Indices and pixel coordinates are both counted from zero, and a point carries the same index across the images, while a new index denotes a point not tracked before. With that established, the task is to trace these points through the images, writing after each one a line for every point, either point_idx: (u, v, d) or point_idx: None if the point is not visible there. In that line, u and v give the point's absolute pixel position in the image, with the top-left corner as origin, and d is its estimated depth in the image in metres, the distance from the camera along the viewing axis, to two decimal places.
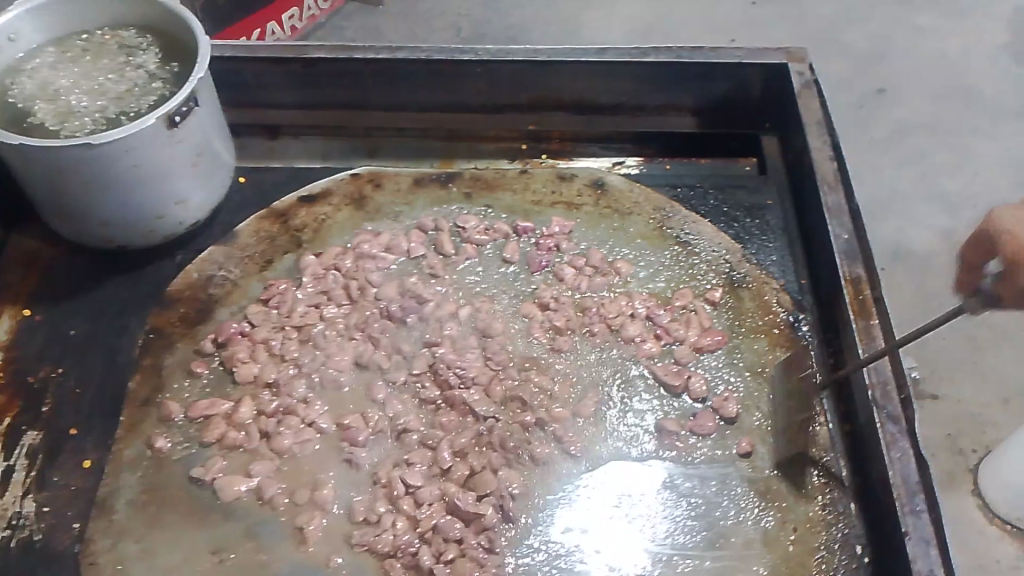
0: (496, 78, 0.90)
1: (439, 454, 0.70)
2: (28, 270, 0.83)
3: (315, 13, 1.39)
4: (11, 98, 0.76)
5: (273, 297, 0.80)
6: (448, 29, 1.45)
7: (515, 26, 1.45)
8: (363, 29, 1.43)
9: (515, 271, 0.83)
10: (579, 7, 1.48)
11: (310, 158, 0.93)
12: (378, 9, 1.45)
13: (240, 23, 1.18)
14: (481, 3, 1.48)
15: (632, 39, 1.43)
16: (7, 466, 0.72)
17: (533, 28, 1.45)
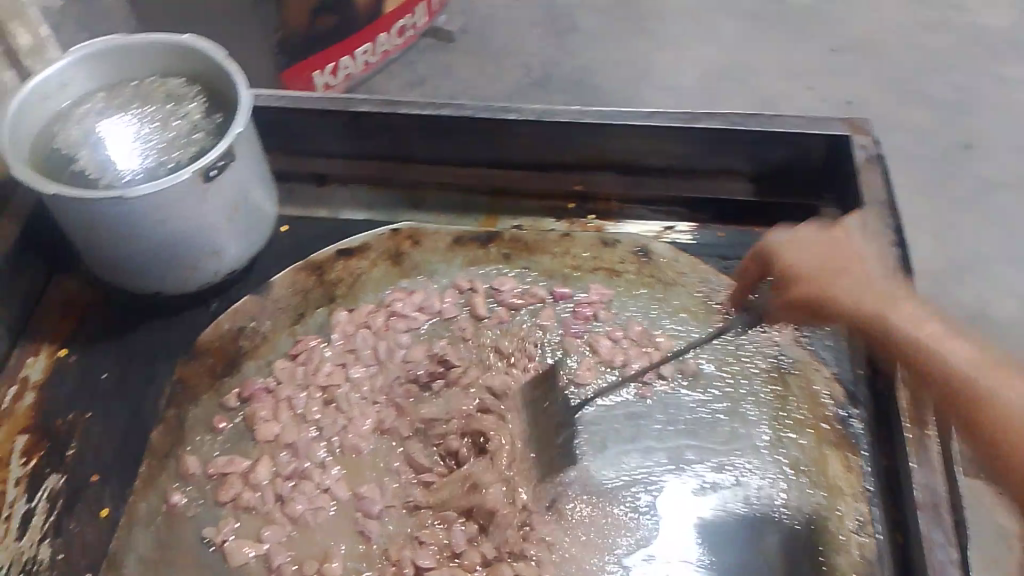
0: (542, 138, 0.88)
1: (452, 538, 0.69)
2: (68, 310, 0.84)
3: (388, 49, 1.38)
4: (57, 143, 0.77)
5: (300, 353, 0.80)
6: (516, 67, 1.43)
7: (583, 67, 1.43)
8: (434, 65, 1.43)
9: (548, 338, 0.81)
10: (649, 51, 1.45)
11: (355, 208, 0.92)
12: (451, 46, 1.46)
13: (316, 57, 1.18)
14: (547, 45, 1.46)
15: (703, 85, 1.40)
16: (28, 509, 0.71)
17: (601, 71, 1.42)
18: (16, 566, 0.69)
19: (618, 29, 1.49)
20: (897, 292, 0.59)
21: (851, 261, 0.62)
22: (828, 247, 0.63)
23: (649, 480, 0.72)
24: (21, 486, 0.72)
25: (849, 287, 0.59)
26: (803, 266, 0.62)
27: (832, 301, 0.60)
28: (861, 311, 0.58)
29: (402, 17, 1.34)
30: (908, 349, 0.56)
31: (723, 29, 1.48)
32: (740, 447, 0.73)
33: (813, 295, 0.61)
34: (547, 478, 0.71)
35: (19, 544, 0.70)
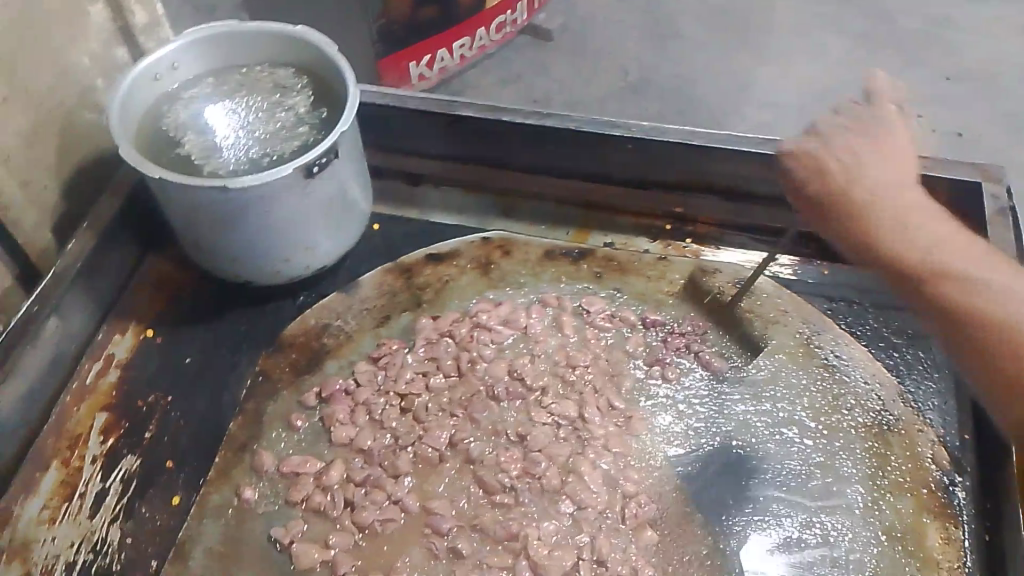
0: (646, 155, 0.85)
1: (519, 566, 0.66)
2: (157, 290, 0.85)
3: (486, 44, 1.35)
4: (163, 125, 0.78)
5: (382, 357, 0.78)
6: (612, 71, 1.40)
7: (682, 76, 1.39)
8: (529, 63, 1.41)
9: (636, 366, 0.78)
10: (753, 65, 1.40)
11: (445, 212, 0.91)
12: (548, 45, 1.43)
13: (410, 49, 1.18)
14: (648, 52, 1.43)
15: (805, 105, 1.34)
16: (103, 488, 0.73)
17: (700, 82, 1.38)
18: (87, 544, 0.70)
19: (723, 40, 1.44)
20: (960, 249, 0.59)
21: (864, 138, 0.67)
22: (864, 156, 0.65)
23: (727, 529, 0.68)
24: (99, 463, 0.74)
25: (920, 229, 0.61)
26: (830, 167, 0.66)
27: (883, 248, 0.61)
28: (919, 256, 0.59)
29: (502, 14, 1.32)
30: (946, 291, 0.57)
31: (834, 47, 1.42)
32: (831, 505, 0.70)
33: (872, 229, 0.62)
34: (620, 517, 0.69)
35: (92, 521, 0.71)
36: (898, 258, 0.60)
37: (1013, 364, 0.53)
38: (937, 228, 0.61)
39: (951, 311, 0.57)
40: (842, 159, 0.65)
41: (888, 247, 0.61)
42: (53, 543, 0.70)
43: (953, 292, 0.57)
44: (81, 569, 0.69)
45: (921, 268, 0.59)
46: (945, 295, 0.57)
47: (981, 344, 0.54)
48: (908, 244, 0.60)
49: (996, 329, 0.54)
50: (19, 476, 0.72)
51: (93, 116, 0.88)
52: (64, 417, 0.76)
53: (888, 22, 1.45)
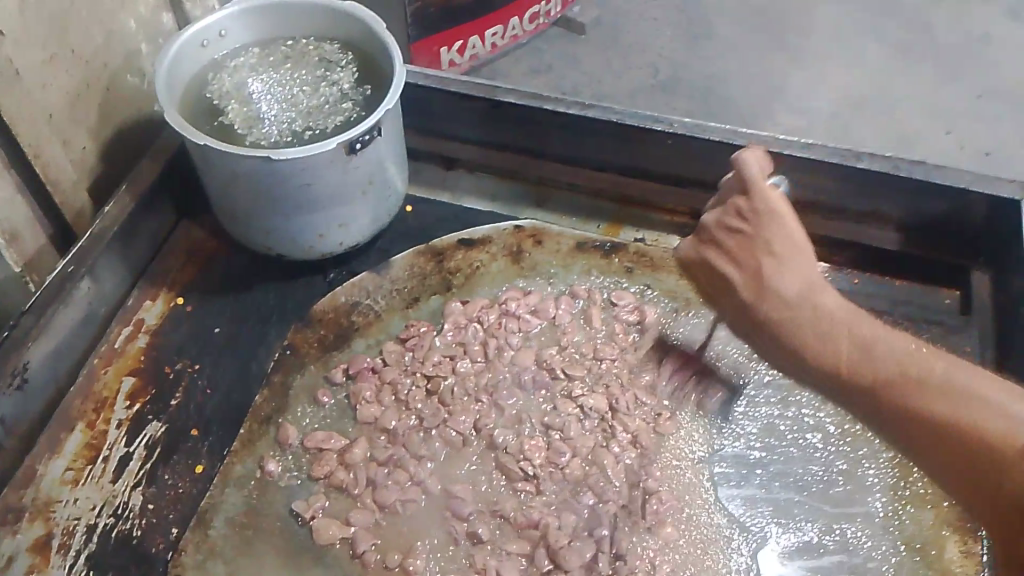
0: (684, 152, 0.85)
1: (539, 556, 0.66)
2: (190, 258, 0.85)
3: (518, 34, 1.36)
4: (208, 93, 0.80)
5: (410, 338, 0.79)
6: (644, 68, 1.40)
7: (715, 76, 1.38)
8: (560, 55, 1.41)
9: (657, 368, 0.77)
10: (786, 68, 1.39)
11: (479, 197, 0.92)
12: (581, 38, 1.43)
13: (444, 33, 1.19)
14: (681, 50, 1.42)
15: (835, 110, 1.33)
16: (127, 453, 0.73)
17: (733, 82, 1.37)
18: (109, 508, 0.70)
19: (757, 42, 1.44)
20: (888, 329, 0.52)
21: (760, 250, 0.57)
22: (783, 247, 0.56)
23: (745, 532, 0.69)
24: (124, 428, 0.74)
25: (832, 338, 0.52)
26: (743, 295, 0.57)
27: (810, 346, 0.53)
28: (867, 358, 0.51)
29: (536, 4, 1.32)
30: (864, 374, 0.51)
31: (869, 54, 1.41)
32: (852, 512, 0.70)
33: (804, 321, 0.54)
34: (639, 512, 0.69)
35: (114, 484, 0.71)
36: (850, 362, 0.51)
37: (913, 436, 0.48)
38: (825, 300, 0.54)
39: (879, 394, 0.50)
40: (735, 251, 0.59)
41: (818, 342, 0.53)
42: (75, 504, 0.70)
43: (873, 373, 0.50)
44: (102, 531, 0.69)
45: (857, 372, 0.51)
46: (874, 382, 0.50)
47: (925, 415, 0.47)
48: (845, 346, 0.52)
49: (935, 403, 0.47)
50: (45, 437, 0.73)
51: (134, 81, 0.89)
52: (91, 380, 0.77)
53: (926, 33, 1.44)
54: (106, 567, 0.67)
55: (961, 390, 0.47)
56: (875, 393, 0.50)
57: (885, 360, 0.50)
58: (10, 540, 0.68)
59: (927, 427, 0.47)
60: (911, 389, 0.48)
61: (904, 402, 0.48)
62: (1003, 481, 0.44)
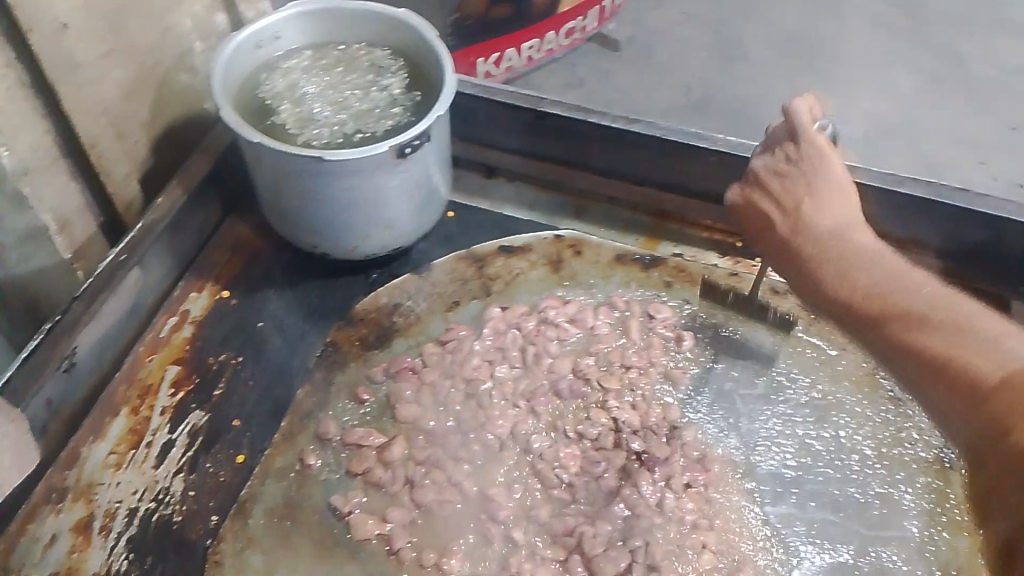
0: (729, 171, 0.85)
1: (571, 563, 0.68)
2: (233, 254, 0.87)
3: (555, 48, 1.38)
4: (261, 93, 0.81)
5: (450, 341, 0.80)
6: (678, 87, 1.41)
7: (749, 98, 1.39)
8: (595, 71, 1.43)
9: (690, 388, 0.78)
10: (820, 93, 1.40)
11: (517, 205, 0.93)
12: (615, 55, 1.46)
13: (480, 46, 1.22)
14: (716, 71, 1.44)
15: (868, 138, 1.34)
16: (169, 440, 0.74)
17: (767, 105, 1.38)
18: (150, 492, 0.72)
19: (791, 67, 1.45)
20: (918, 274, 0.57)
21: (812, 189, 0.65)
22: (825, 193, 0.64)
23: (775, 548, 0.69)
24: (167, 416, 0.76)
25: (864, 270, 0.58)
26: (783, 228, 0.65)
27: (835, 282, 0.59)
28: (882, 290, 0.56)
29: (573, 19, 1.34)
30: (881, 303, 0.56)
31: (903, 83, 1.42)
32: (887, 535, 0.70)
33: (844, 253, 0.60)
34: (670, 522, 0.70)
35: (156, 470, 0.73)
36: (871, 289, 0.57)
37: (922, 374, 0.52)
38: (863, 241, 0.61)
39: (884, 317, 0.55)
40: (781, 199, 0.66)
41: (843, 267, 0.59)
42: (117, 488, 0.72)
43: (892, 301, 0.55)
44: (143, 516, 0.70)
45: (876, 301, 0.56)
46: (882, 310, 0.55)
47: (918, 350, 0.52)
48: (869, 276, 0.58)
49: (938, 334, 0.51)
50: (89, 422, 0.74)
51: (188, 78, 0.90)
52: (136, 365, 0.78)
53: (959, 65, 1.45)
54: (146, 551, 0.69)
55: (975, 330, 0.50)
56: (879, 320, 0.55)
57: (898, 293, 0.55)
58: (53, 519, 0.69)
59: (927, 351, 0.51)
60: (920, 322, 0.53)
61: (915, 335, 0.52)
62: (999, 406, 0.46)
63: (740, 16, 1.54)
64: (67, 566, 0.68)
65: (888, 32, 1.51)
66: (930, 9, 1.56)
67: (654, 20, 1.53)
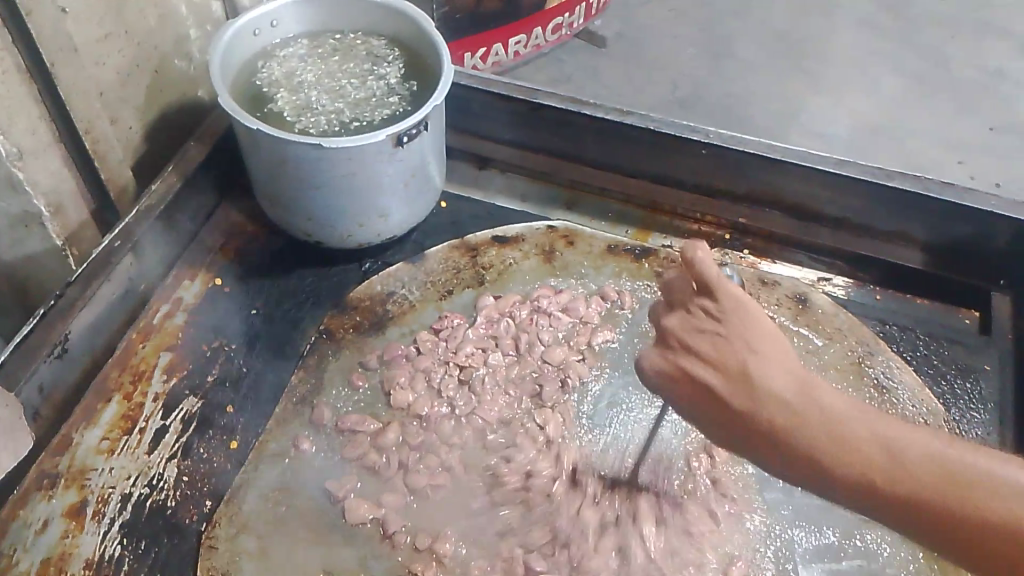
0: (720, 162, 0.87)
1: (565, 548, 0.68)
2: (227, 241, 0.88)
3: (541, 43, 1.39)
4: (258, 81, 0.82)
5: (443, 329, 0.81)
6: (664, 83, 1.42)
7: (734, 95, 1.41)
8: (581, 66, 1.44)
9: None
10: (804, 91, 1.42)
11: (509, 196, 0.94)
12: (601, 51, 1.47)
13: (468, 39, 1.23)
14: (702, 68, 1.45)
15: (852, 136, 1.35)
16: (163, 426, 0.74)
17: (751, 101, 1.40)
18: (144, 478, 0.71)
19: (775, 64, 1.47)
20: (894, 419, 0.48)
21: (739, 342, 0.52)
22: (761, 344, 0.52)
23: (759, 527, 0.71)
24: (161, 401, 0.76)
25: (855, 427, 0.48)
26: (730, 399, 0.51)
27: (829, 462, 0.48)
28: (874, 461, 0.47)
29: (560, 15, 1.34)
30: (893, 482, 0.46)
31: (886, 82, 1.44)
32: (871, 518, 0.72)
33: (808, 420, 0.49)
34: (661, 508, 0.70)
35: (150, 456, 0.73)
36: (861, 461, 0.47)
37: (969, 545, 0.44)
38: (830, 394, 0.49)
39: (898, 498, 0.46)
40: (711, 350, 0.53)
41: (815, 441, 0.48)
42: (110, 474, 0.71)
43: (893, 476, 0.46)
44: (137, 500, 0.70)
45: (878, 481, 0.46)
46: (884, 487, 0.46)
47: (960, 521, 0.44)
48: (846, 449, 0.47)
49: (959, 502, 0.44)
50: (81, 406, 0.74)
51: (181, 64, 0.92)
52: (130, 352, 0.78)
53: (942, 67, 1.47)
54: (140, 536, 0.68)
55: (988, 478, 0.44)
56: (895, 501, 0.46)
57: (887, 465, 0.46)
58: (45, 505, 0.69)
59: (937, 513, 0.44)
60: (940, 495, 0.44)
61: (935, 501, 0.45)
62: None
63: (726, 13, 1.56)
64: (60, 551, 0.67)
65: (872, 32, 1.54)
66: (914, 10, 1.58)
67: (642, 16, 1.54)
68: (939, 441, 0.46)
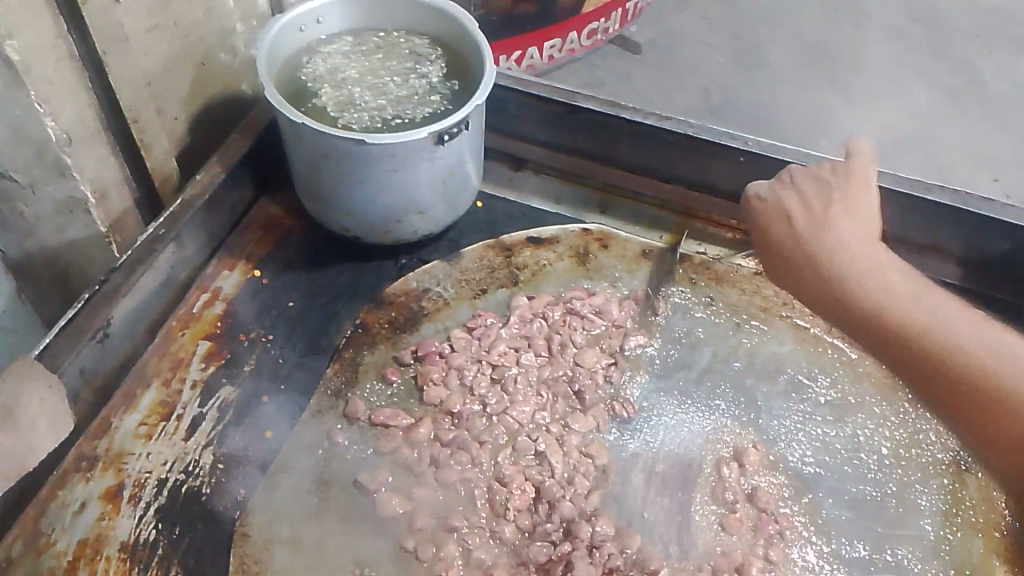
0: (757, 170, 0.87)
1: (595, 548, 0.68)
2: (265, 234, 0.89)
3: (575, 48, 1.38)
4: (302, 75, 0.83)
5: (477, 327, 0.82)
6: (697, 90, 1.42)
7: (766, 103, 1.41)
8: (614, 71, 1.45)
9: (715, 386, 0.80)
10: (839, 102, 1.41)
11: (543, 198, 0.95)
12: (634, 57, 1.48)
13: (503, 42, 1.24)
14: (735, 76, 1.45)
15: (885, 148, 1.34)
16: (200, 413, 0.76)
17: (784, 110, 1.39)
18: (180, 463, 0.73)
19: (811, 74, 1.46)
20: (922, 292, 0.63)
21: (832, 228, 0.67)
22: (846, 202, 0.70)
23: (790, 538, 0.71)
24: (198, 389, 0.77)
25: (875, 286, 0.63)
26: (800, 227, 0.69)
27: (858, 294, 0.64)
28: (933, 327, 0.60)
29: (594, 21, 1.34)
30: (906, 324, 0.61)
31: (921, 96, 1.43)
32: (903, 533, 0.71)
33: (847, 259, 0.65)
34: (688, 514, 0.72)
35: (186, 442, 0.74)
36: (921, 331, 0.61)
37: (931, 377, 0.60)
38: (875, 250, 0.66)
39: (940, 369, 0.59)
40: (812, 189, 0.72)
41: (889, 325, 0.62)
42: (147, 459, 0.73)
43: (899, 314, 0.61)
44: (172, 486, 0.71)
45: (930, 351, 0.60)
46: (932, 368, 0.60)
47: (929, 350, 0.60)
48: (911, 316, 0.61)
49: (995, 381, 0.57)
50: (121, 391, 0.76)
51: (226, 57, 0.93)
52: (168, 340, 0.79)
53: (978, 80, 1.46)
54: (175, 520, 0.70)
55: (965, 343, 0.59)
56: (935, 375, 0.59)
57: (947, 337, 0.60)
58: (84, 487, 0.70)
59: (925, 346, 0.60)
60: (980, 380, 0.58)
61: (968, 376, 0.58)
62: (971, 402, 0.58)
63: (762, 20, 1.56)
64: (97, 532, 0.68)
65: (908, 43, 1.53)
66: (949, 22, 1.58)
67: (677, 22, 1.55)
68: (942, 310, 0.61)
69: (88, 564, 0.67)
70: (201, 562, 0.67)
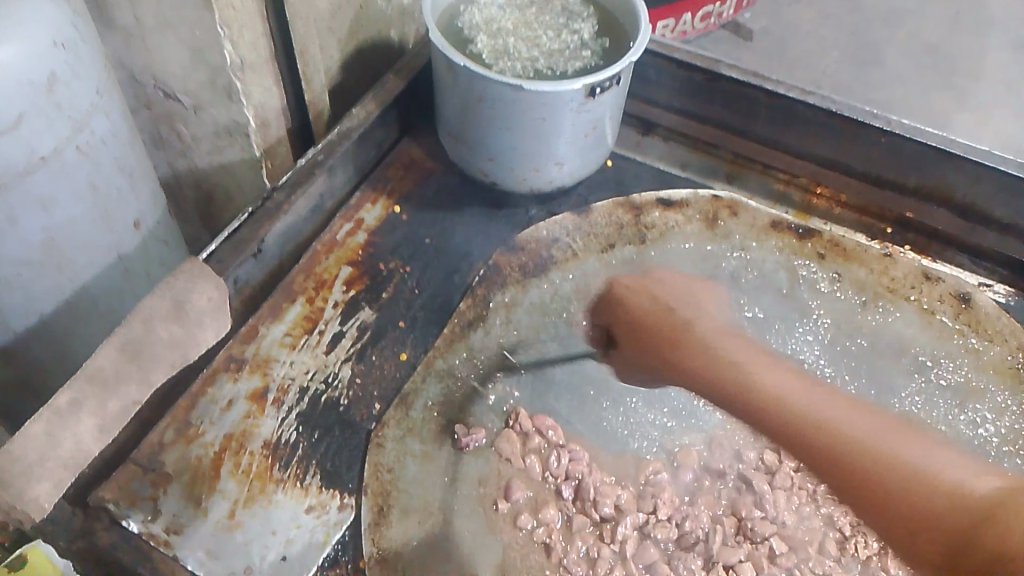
0: (896, 153, 0.88)
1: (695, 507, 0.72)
2: (407, 171, 0.93)
3: (688, 30, 1.40)
4: (460, 23, 0.87)
5: (600, 282, 0.86)
6: (807, 83, 1.42)
7: (877, 102, 1.39)
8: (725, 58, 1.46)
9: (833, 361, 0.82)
10: (951, 109, 1.39)
11: (669, 162, 0.98)
12: (746, 45, 1.48)
13: None
14: (846, 71, 1.44)
15: None
16: (340, 331, 0.80)
17: (896, 111, 1.38)
18: (321, 374, 0.77)
19: (928, 77, 1.44)
20: (822, 406, 0.75)
21: (690, 311, 0.83)
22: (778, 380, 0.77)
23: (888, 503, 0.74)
24: (339, 308, 0.82)
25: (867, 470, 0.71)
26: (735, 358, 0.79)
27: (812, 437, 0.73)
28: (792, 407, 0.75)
29: (709, 5, 1.35)
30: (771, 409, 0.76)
31: None
32: None
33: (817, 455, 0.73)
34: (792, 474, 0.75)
35: (327, 356, 0.78)
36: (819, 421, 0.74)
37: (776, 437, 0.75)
38: (821, 410, 0.74)
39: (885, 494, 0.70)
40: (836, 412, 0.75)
41: (807, 432, 0.74)
42: (291, 366, 0.77)
43: (781, 415, 0.75)
44: (313, 395, 0.76)
45: (843, 459, 0.72)
46: (761, 416, 0.76)
47: (752, 398, 0.76)
48: (785, 385, 0.76)
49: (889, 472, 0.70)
50: (270, 302, 0.80)
51: (382, 2, 0.97)
52: (314, 260, 0.84)
53: None
54: (314, 426, 0.74)
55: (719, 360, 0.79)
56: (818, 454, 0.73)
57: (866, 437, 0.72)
58: (231, 386, 0.75)
59: (721, 383, 0.78)
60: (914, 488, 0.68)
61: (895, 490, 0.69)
62: (738, 399, 0.77)
63: (879, 19, 1.54)
64: (242, 429, 0.73)
65: None
66: None
67: (793, 15, 1.54)
68: (778, 388, 0.76)
69: (233, 457, 0.71)
70: (338, 466, 0.72)
